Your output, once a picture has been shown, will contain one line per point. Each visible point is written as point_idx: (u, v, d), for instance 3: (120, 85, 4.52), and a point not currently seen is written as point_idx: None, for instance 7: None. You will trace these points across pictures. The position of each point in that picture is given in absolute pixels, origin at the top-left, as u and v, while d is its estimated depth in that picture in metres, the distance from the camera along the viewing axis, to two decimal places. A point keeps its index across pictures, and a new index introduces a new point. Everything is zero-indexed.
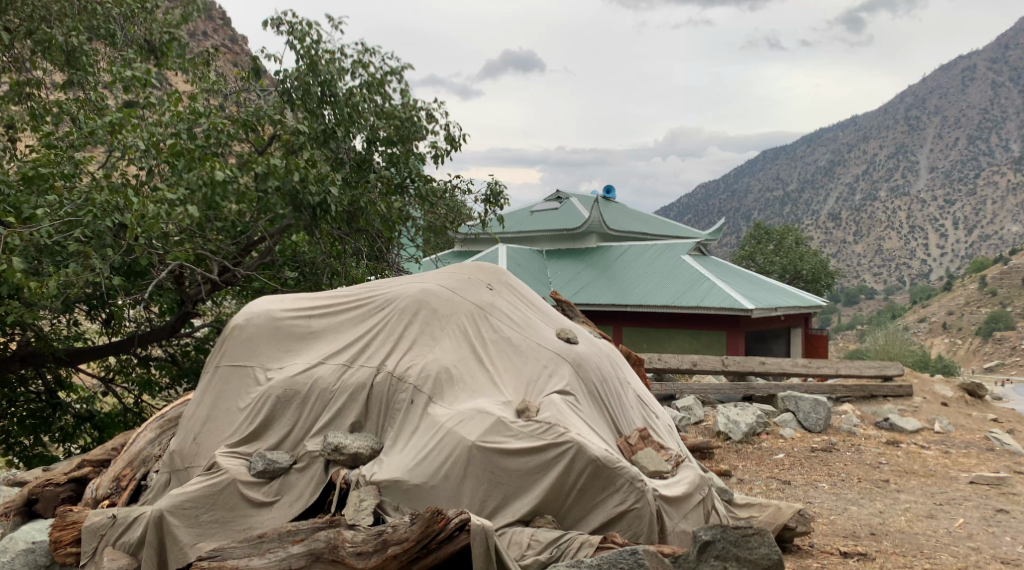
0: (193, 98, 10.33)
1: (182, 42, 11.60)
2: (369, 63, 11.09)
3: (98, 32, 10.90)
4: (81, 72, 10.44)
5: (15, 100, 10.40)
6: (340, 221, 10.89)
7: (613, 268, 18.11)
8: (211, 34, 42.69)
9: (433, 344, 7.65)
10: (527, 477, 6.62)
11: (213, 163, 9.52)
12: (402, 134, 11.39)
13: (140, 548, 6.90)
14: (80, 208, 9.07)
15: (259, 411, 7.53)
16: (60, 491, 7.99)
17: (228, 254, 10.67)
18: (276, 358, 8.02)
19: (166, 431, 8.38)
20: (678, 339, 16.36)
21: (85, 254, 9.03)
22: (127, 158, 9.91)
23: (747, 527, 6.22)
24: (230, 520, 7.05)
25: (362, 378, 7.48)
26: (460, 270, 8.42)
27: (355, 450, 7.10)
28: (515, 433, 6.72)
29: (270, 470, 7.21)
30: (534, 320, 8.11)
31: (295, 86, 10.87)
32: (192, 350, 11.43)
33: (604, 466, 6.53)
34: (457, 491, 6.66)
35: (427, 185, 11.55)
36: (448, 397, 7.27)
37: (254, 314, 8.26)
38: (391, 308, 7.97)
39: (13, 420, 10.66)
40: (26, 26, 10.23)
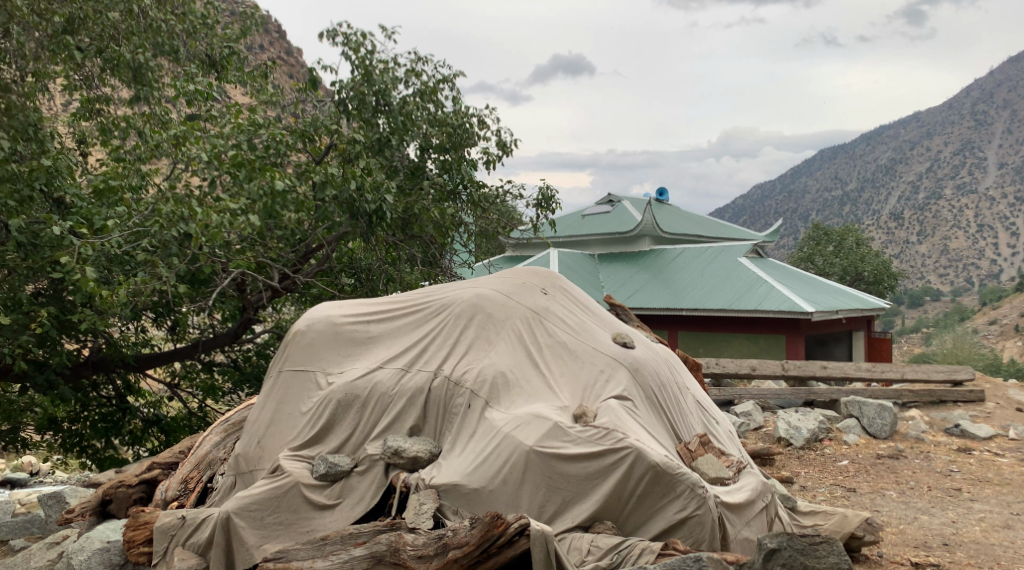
0: (252, 110, 10.86)
1: (242, 55, 11.96)
2: (422, 71, 11.27)
3: (163, 48, 11.06)
4: (147, 87, 10.69)
5: (86, 116, 10.73)
6: (394, 227, 11.08)
7: (666, 271, 18.04)
8: (268, 45, 43.36)
9: (489, 348, 7.74)
10: (586, 482, 6.65)
11: (273, 175, 9.79)
12: (454, 141, 11.46)
13: (209, 548, 7.11)
14: (148, 218, 9.37)
15: (320, 415, 7.70)
16: (132, 492, 8.24)
17: (288, 262, 10.87)
18: (336, 362, 8.18)
19: (230, 435, 8.62)
20: (735, 343, 16.27)
21: (153, 264, 9.32)
22: (191, 170, 10.17)
23: (815, 536, 6.17)
24: (294, 522, 7.21)
25: (420, 383, 7.61)
26: (515, 275, 8.50)
27: (414, 453, 7.24)
28: (574, 438, 6.76)
29: (332, 472, 7.34)
30: (589, 324, 8.15)
31: (350, 96, 11.17)
32: (254, 355, 11.68)
33: (663, 473, 6.52)
34: (516, 496, 6.73)
35: (480, 189, 11.67)
36: (505, 401, 7.35)
37: (315, 320, 8.44)
38: (447, 313, 8.09)
39: (86, 423, 11.07)
40: (96, 45, 10.32)
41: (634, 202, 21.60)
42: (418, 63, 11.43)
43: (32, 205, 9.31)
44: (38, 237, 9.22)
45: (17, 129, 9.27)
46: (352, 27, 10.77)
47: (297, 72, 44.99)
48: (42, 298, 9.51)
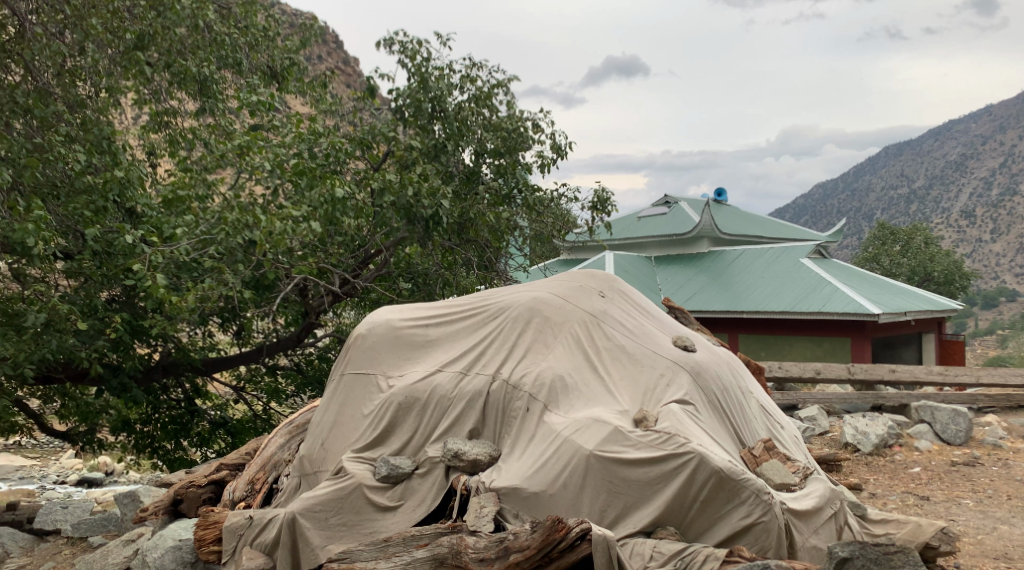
0: (313, 119, 11.06)
1: (302, 66, 12.35)
2: (477, 77, 11.38)
3: (227, 61, 11.42)
4: (212, 99, 11.01)
5: (156, 129, 11.05)
6: (450, 231, 11.19)
7: (725, 274, 17.83)
8: (325, 56, 44.01)
9: (547, 352, 7.79)
10: (647, 488, 6.64)
11: (334, 182, 9.96)
12: (509, 146, 11.56)
13: (275, 548, 7.28)
14: (214, 227, 9.64)
15: (381, 418, 7.82)
16: (201, 492, 8.50)
17: (347, 267, 11.08)
18: (397, 365, 8.30)
19: (295, 437, 8.81)
20: (798, 346, 16.03)
21: (219, 270, 9.58)
22: (254, 179, 10.34)
23: (889, 546, 6.07)
24: (357, 523, 7.33)
25: (479, 387, 7.68)
26: (573, 278, 8.51)
27: (474, 456, 7.32)
28: (635, 442, 6.76)
29: (393, 474, 7.45)
30: (648, 328, 8.15)
31: (407, 104, 11.29)
32: (316, 359, 11.97)
33: (727, 478, 6.49)
34: (577, 500, 6.77)
35: (534, 194, 11.68)
36: (564, 405, 7.39)
37: (375, 324, 8.57)
38: (504, 317, 8.14)
39: (157, 425, 11.41)
40: (165, 60, 10.54)
41: (693, 204, 21.33)
42: (472, 69, 11.53)
43: (106, 215, 9.66)
44: (112, 246, 9.57)
45: (92, 142, 9.66)
46: (409, 35, 10.95)
47: (354, 81, 45.61)
48: (115, 305, 9.86)
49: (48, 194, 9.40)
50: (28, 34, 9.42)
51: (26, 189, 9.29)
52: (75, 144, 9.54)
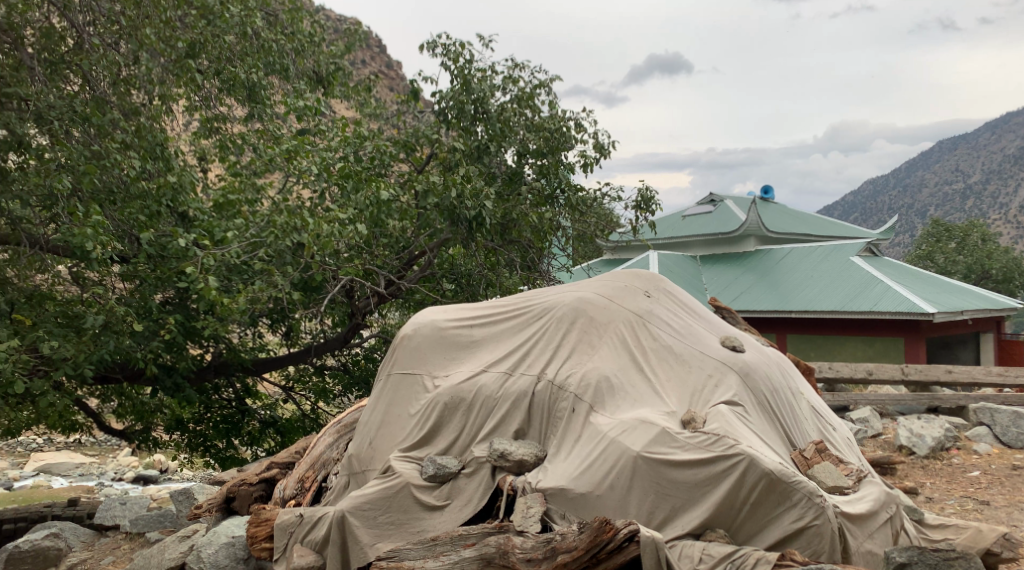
0: (358, 123, 11.23)
1: (347, 70, 12.54)
2: (519, 77, 11.40)
3: (274, 67, 11.51)
4: (261, 105, 11.32)
5: (206, 135, 11.28)
6: (493, 232, 11.24)
7: (773, 273, 17.63)
8: (369, 61, 44.48)
9: (593, 353, 7.78)
10: (696, 489, 6.61)
11: (379, 185, 10.15)
12: (551, 145, 11.41)
13: (325, 546, 7.38)
14: (264, 230, 9.83)
15: (428, 418, 7.88)
16: (253, 490, 8.66)
17: (392, 268, 11.14)
18: (442, 365, 8.35)
19: (343, 436, 8.90)
20: (850, 347, 15.82)
21: (270, 272, 9.73)
22: (302, 183, 10.49)
23: (950, 552, 5.96)
24: (405, 522, 7.40)
25: (524, 387, 7.70)
26: (618, 278, 8.48)
27: (520, 457, 7.35)
28: (683, 444, 6.74)
29: (440, 474, 7.50)
30: (695, 328, 8.10)
31: (450, 106, 11.38)
32: (362, 359, 12.10)
33: (778, 481, 6.42)
34: (624, 501, 6.77)
35: (577, 194, 11.64)
36: (610, 406, 7.38)
37: (420, 324, 8.63)
38: (549, 317, 8.15)
39: (209, 424, 11.63)
40: (215, 67, 10.75)
41: (738, 202, 21.08)
42: (514, 70, 11.57)
43: (159, 219, 9.92)
44: (166, 249, 9.79)
45: (146, 149, 9.77)
46: (452, 38, 11.04)
47: (398, 85, 46.01)
48: (169, 307, 10.11)
49: (105, 200, 9.60)
50: (86, 45, 9.70)
51: (85, 195, 9.49)
52: (130, 151, 9.68)
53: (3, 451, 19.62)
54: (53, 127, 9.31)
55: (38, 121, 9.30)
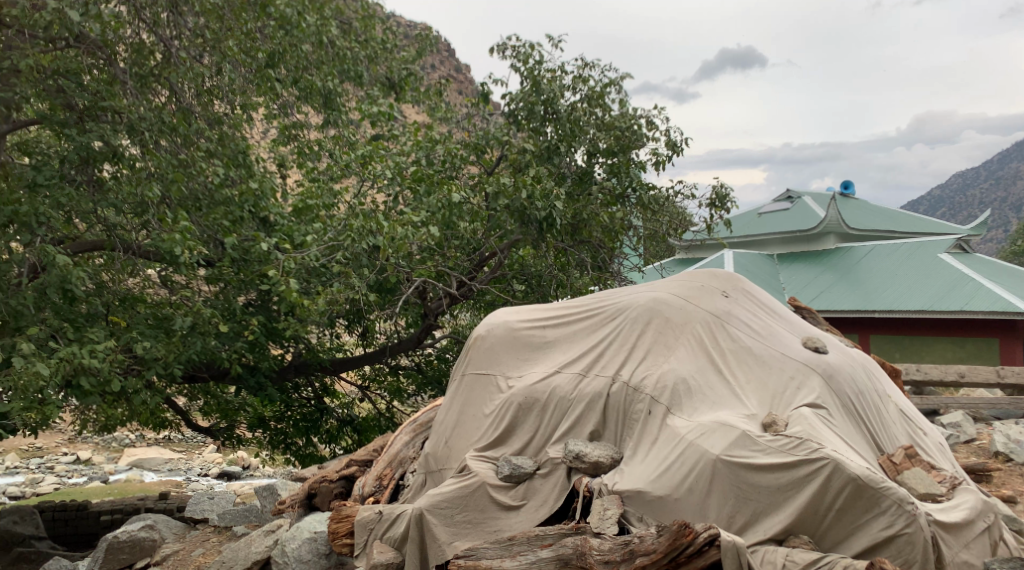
0: (430, 126, 11.36)
1: (419, 75, 12.61)
2: (589, 76, 11.37)
3: (349, 74, 11.70)
4: (336, 112, 11.39)
5: (285, 141, 11.53)
6: (564, 232, 11.23)
7: (855, 271, 17.11)
8: (438, 66, 45.09)
9: (669, 353, 7.70)
10: (779, 494, 6.49)
11: (451, 188, 10.28)
12: (623, 144, 11.44)
13: (404, 543, 7.47)
14: (341, 233, 10.02)
15: (502, 418, 7.91)
16: (333, 487, 8.84)
17: (464, 270, 11.16)
18: (516, 366, 8.37)
19: (419, 435, 9.01)
20: (939, 348, 15.29)
21: (347, 274, 9.91)
22: (376, 187, 10.76)
23: None
24: (482, 521, 7.45)
25: (599, 388, 7.67)
26: (695, 277, 8.37)
27: (596, 458, 7.31)
28: (763, 447, 6.63)
29: (515, 474, 7.53)
30: (775, 329, 7.95)
31: (520, 108, 11.41)
32: (435, 359, 12.23)
33: (865, 487, 6.27)
34: (703, 505, 6.69)
35: (648, 193, 11.55)
36: (688, 408, 7.30)
37: (493, 325, 8.66)
38: (623, 318, 8.10)
39: (289, 422, 11.94)
40: (293, 75, 10.96)
41: (816, 198, 20.44)
42: (584, 70, 11.54)
43: (242, 224, 10.26)
44: (248, 253, 10.07)
45: (229, 156, 10.26)
46: (521, 39, 11.06)
47: (468, 87, 46.32)
48: (252, 308, 10.46)
49: (191, 207, 9.98)
50: (174, 59, 10.03)
51: (173, 203, 9.86)
52: (214, 159, 10.10)
53: (98, 446, 20.42)
54: (144, 137, 9.51)
55: (131, 132, 9.49)
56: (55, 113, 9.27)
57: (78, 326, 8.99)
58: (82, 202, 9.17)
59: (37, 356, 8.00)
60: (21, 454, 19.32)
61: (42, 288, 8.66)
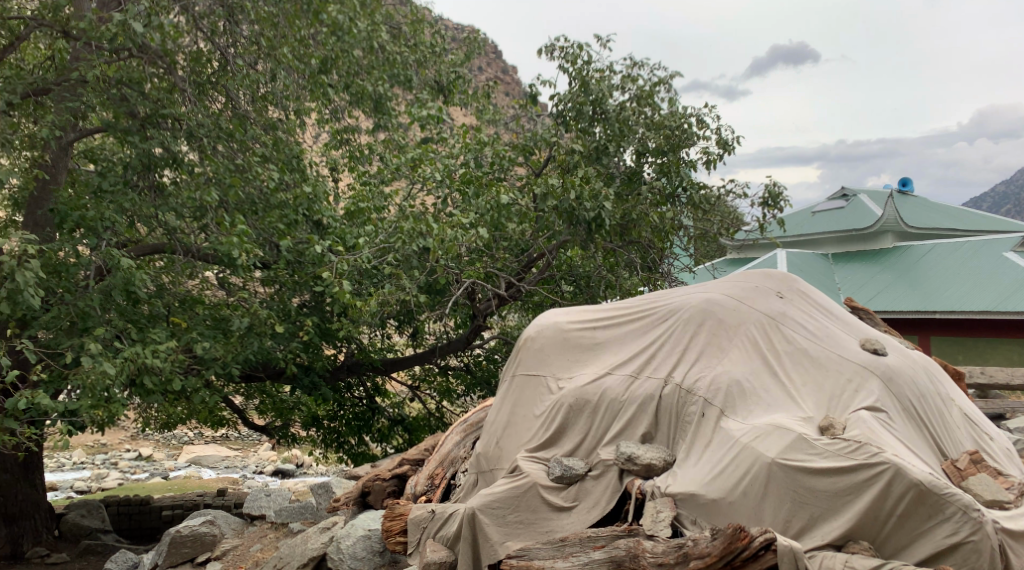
0: (478, 128, 11.38)
1: (467, 78, 12.58)
2: (638, 75, 11.31)
3: (399, 78, 11.98)
4: (386, 116, 11.72)
5: (337, 145, 11.64)
6: (613, 233, 11.08)
7: (915, 271, 16.36)
8: (487, 68, 45.46)
9: (722, 355, 7.62)
10: (837, 499, 6.39)
11: (499, 189, 10.31)
12: (673, 143, 11.23)
13: (456, 541, 7.48)
14: (392, 236, 10.13)
15: (553, 419, 7.90)
16: (386, 485, 8.97)
17: (512, 271, 11.14)
18: (567, 367, 8.36)
19: (470, 435, 9.06)
20: (1006, 350, 14.52)
21: (397, 276, 10.00)
22: (425, 190, 10.92)
23: None
24: (534, 521, 7.45)
25: (651, 390, 7.62)
26: (748, 278, 8.26)
27: (648, 460, 7.26)
28: (821, 451, 6.53)
29: (567, 475, 7.51)
30: (832, 330, 7.82)
31: (568, 108, 11.39)
32: (483, 360, 12.23)
33: (928, 492, 6.15)
34: (758, 509, 6.61)
35: (699, 192, 11.41)
36: (742, 410, 7.23)
37: (543, 326, 8.65)
38: (675, 319, 8.03)
39: (342, 421, 12.16)
40: (344, 81, 11.21)
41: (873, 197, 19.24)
42: (633, 69, 11.48)
43: (297, 227, 10.41)
44: (303, 255, 10.22)
45: (283, 161, 10.43)
46: (569, 40, 11.04)
47: (515, 89, 46.44)
48: (306, 309, 10.61)
49: (248, 211, 10.16)
50: (230, 66, 10.33)
51: (230, 207, 10.03)
52: (269, 164, 10.27)
53: (159, 443, 20.91)
54: (203, 142, 9.76)
55: (190, 138, 9.75)
56: (120, 121, 9.47)
57: (141, 326, 9.19)
58: (145, 207, 9.43)
59: (103, 356, 8.20)
60: (87, 450, 19.87)
61: (107, 290, 8.85)
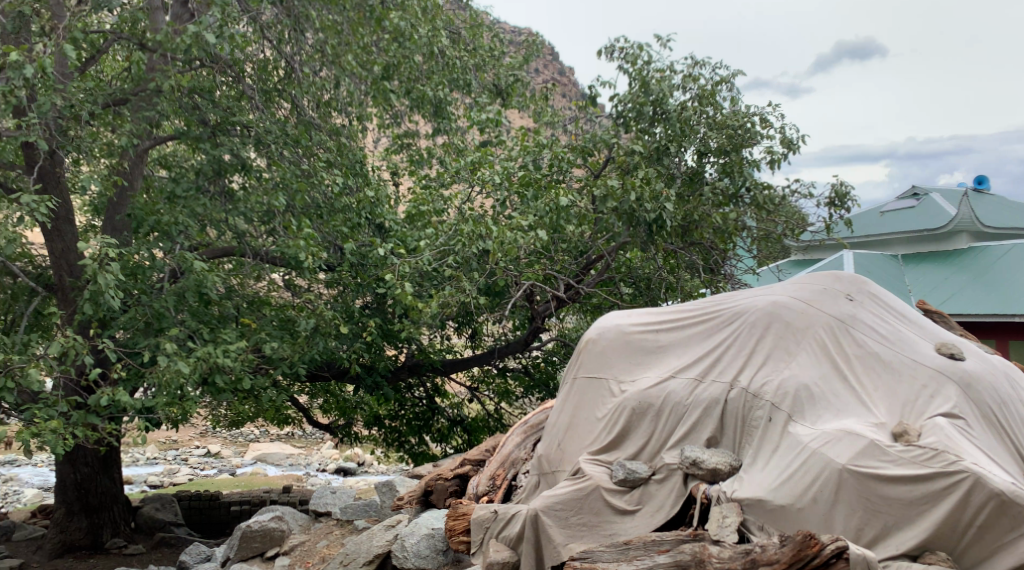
0: (537, 131, 11.37)
1: (525, 81, 12.73)
2: (700, 74, 11.12)
3: (459, 82, 11.94)
4: (446, 120, 11.80)
5: (397, 150, 12.00)
6: (674, 233, 11.01)
7: (992, 271, 15.18)
8: (544, 70, 45.73)
9: (789, 359, 7.47)
10: (912, 507, 6.27)
11: (558, 191, 10.29)
12: (735, 143, 11.05)
13: (519, 542, 7.49)
14: (453, 238, 10.20)
15: (616, 422, 7.85)
16: (449, 484, 9.05)
17: (571, 273, 11.14)
18: (629, 370, 8.28)
19: (530, 436, 9.08)
20: None
21: (457, 278, 10.06)
22: (484, 193, 10.84)
23: None
24: (597, 524, 7.41)
25: (716, 394, 7.51)
26: (816, 280, 8.08)
27: (713, 465, 7.15)
28: (894, 458, 6.40)
29: (630, 478, 7.46)
30: (905, 334, 7.62)
31: (628, 109, 11.30)
32: (542, 362, 12.19)
33: (1009, 503, 6.02)
34: (829, 516, 6.49)
35: (764, 192, 11.30)
36: (810, 415, 7.09)
37: (605, 328, 8.56)
38: (741, 322, 7.88)
39: (403, 421, 12.42)
40: (406, 86, 11.50)
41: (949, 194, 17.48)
42: (694, 68, 11.34)
43: (360, 231, 10.54)
44: (366, 257, 10.38)
45: (347, 166, 10.56)
46: (630, 41, 10.95)
47: (573, 91, 46.35)
48: (368, 311, 10.72)
49: (312, 215, 10.25)
50: (296, 74, 10.58)
51: (297, 211, 10.20)
52: (334, 168, 10.42)
53: (226, 441, 21.39)
54: (271, 149, 9.95)
55: (258, 145, 9.97)
56: (192, 128, 9.82)
57: (212, 327, 9.37)
58: (216, 212, 9.70)
59: (178, 356, 8.40)
60: (159, 446, 20.41)
61: (181, 292, 9.10)
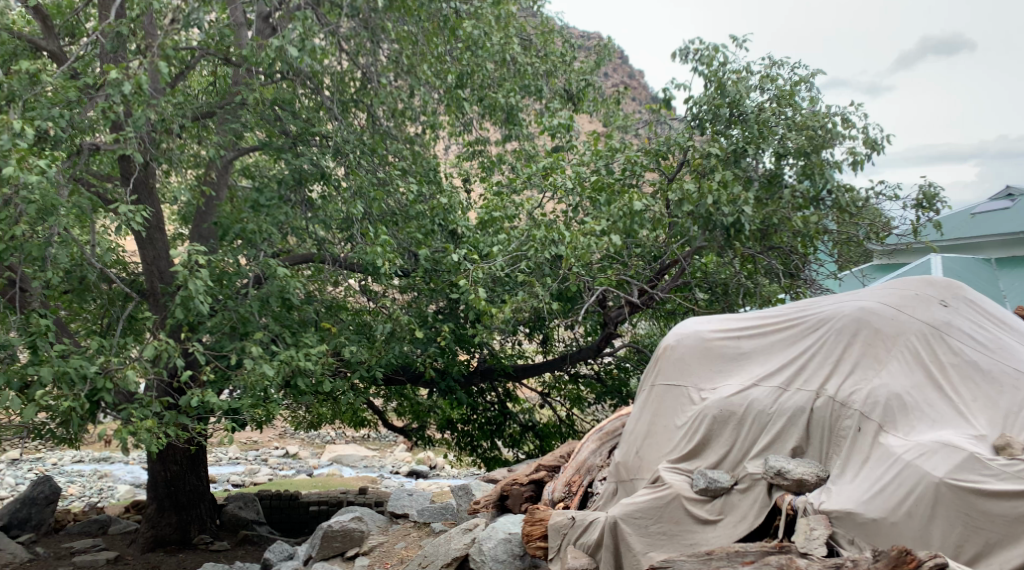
0: (609, 135, 11.28)
1: (596, 86, 12.50)
2: (777, 75, 10.89)
3: (530, 89, 12.05)
4: (518, 126, 11.70)
5: (469, 157, 12.01)
6: (752, 238, 10.81)
7: None
8: (614, 74, 45.56)
9: (879, 367, 7.24)
10: (1016, 524, 6.10)
11: (631, 195, 10.11)
12: (814, 144, 10.75)
13: (598, 549, 7.43)
14: (525, 243, 10.18)
15: (696, 430, 7.65)
16: (524, 490, 8.98)
17: (645, 278, 10.99)
18: (710, 378, 8.03)
19: (606, 444, 8.97)
20: None
21: (530, 283, 10.07)
22: (558, 199, 10.82)
23: None
24: (678, 534, 7.30)
25: (802, 402, 7.28)
26: (906, 285, 7.79)
27: (799, 475, 6.92)
28: (996, 472, 6.21)
29: (712, 488, 7.27)
30: (1002, 342, 7.36)
31: (704, 111, 11.12)
32: (615, 368, 12.10)
33: None
34: (926, 531, 6.29)
35: (846, 194, 11.09)
36: (903, 426, 6.88)
37: (684, 335, 8.33)
38: (827, 328, 7.63)
39: (476, 425, 12.45)
40: (477, 94, 11.43)
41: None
42: (771, 69, 11.11)
43: (433, 237, 10.57)
44: (439, 263, 10.38)
45: (421, 174, 10.84)
46: (705, 42, 10.80)
47: (644, 95, 46.15)
48: (441, 316, 10.75)
49: (388, 222, 10.45)
50: (373, 84, 10.82)
51: (374, 218, 10.34)
52: (408, 178, 10.62)
53: (304, 442, 21.77)
54: (349, 158, 10.01)
55: (337, 154, 10.03)
56: (274, 140, 10.01)
57: (294, 331, 9.55)
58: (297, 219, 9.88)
59: (263, 358, 8.56)
60: (240, 446, 20.93)
61: (264, 297, 9.30)
